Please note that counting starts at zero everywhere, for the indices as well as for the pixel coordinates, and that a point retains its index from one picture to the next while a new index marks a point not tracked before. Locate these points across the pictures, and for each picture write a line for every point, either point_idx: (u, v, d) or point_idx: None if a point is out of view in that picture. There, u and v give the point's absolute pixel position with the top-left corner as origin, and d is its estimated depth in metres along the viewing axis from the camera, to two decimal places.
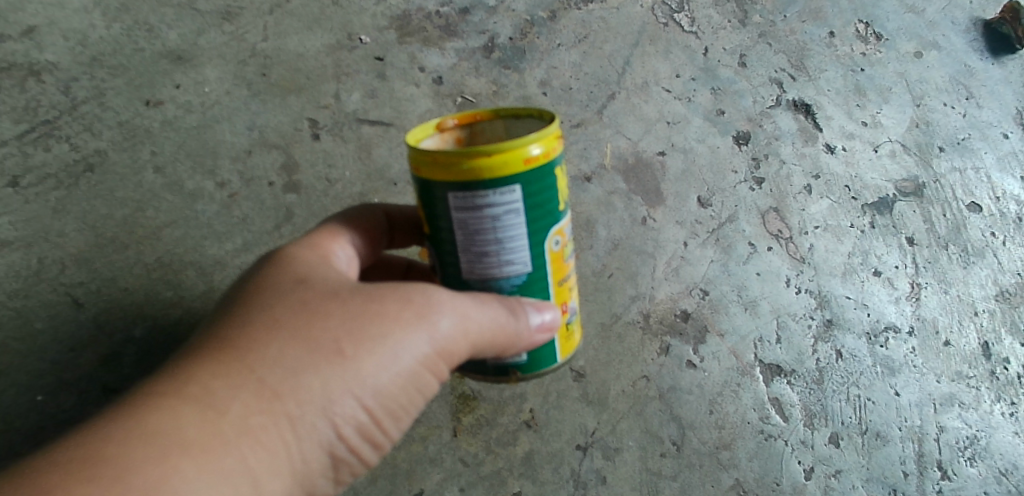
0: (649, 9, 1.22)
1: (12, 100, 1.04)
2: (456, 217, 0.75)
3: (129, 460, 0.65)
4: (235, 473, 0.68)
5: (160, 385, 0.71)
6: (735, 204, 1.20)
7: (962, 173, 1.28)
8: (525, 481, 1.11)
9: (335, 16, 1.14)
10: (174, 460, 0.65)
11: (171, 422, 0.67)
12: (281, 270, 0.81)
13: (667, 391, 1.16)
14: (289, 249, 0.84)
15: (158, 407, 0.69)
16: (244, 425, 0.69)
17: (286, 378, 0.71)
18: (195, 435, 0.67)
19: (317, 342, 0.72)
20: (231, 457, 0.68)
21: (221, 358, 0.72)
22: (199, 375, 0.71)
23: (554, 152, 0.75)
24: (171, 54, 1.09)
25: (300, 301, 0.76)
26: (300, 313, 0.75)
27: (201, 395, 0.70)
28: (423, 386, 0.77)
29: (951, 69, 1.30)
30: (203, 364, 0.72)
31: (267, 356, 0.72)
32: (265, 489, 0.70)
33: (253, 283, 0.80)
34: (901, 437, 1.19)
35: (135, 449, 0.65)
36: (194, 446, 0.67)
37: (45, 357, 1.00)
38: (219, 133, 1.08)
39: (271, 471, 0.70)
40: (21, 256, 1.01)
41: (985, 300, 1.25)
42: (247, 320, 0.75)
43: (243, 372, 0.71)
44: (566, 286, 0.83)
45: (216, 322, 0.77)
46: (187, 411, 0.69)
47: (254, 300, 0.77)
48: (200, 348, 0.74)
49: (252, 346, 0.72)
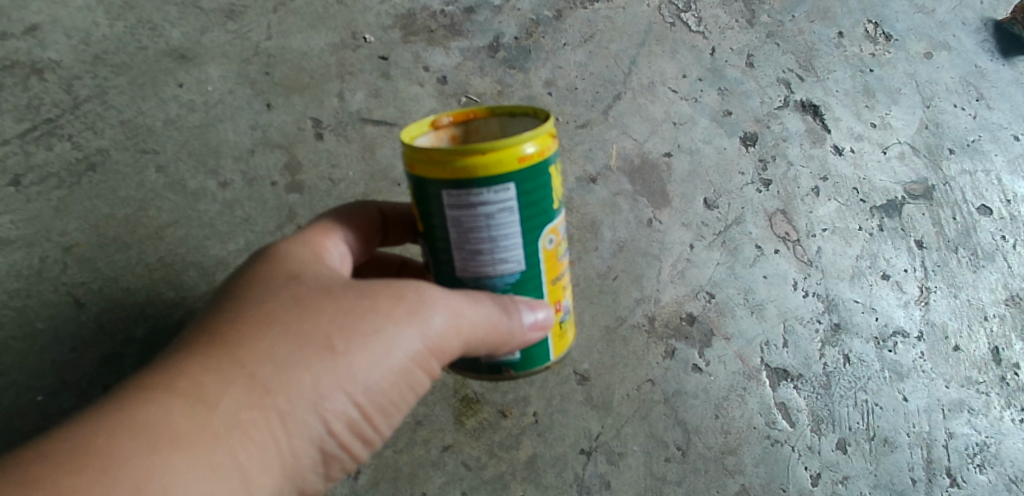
0: (656, 8, 1.21)
1: (15, 99, 1.03)
2: (449, 215, 0.74)
3: (118, 453, 0.63)
4: (224, 468, 0.67)
5: (149, 378, 0.70)
6: (742, 206, 1.19)
7: (972, 175, 1.26)
8: (528, 485, 1.10)
9: (339, 15, 1.13)
10: (162, 454, 0.64)
11: (161, 415, 0.66)
12: (274, 265, 0.80)
13: (673, 395, 1.14)
14: (282, 245, 0.83)
15: (147, 400, 0.67)
16: (235, 419, 0.68)
17: (277, 373, 0.70)
18: (184, 429, 0.66)
19: (309, 337, 0.72)
20: (220, 452, 0.67)
21: (212, 352, 0.71)
22: (190, 368, 0.70)
23: (548, 150, 0.74)
24: (174, 53, 1.08)
25: (292, 296, 0.75)
26: (292, 309, 0.74)
27: (191, 390, 0.69)
28: (414, 383, 0.77)
29: (961, 70, 1.28)
30: (193, 358, 0.71)
31: (258, 351, 0.71)
32: (255, 484, 0.69)
33: (246, 278, 0.79)
34: (910, 443, 1.18)
35: (124, 442, 0.64)
36: (183, 440, 0.65)
37: (46, 357, 0.99)
38: (222, 132, 1.08)
39: (262, 466, 0.69)
40: (23, 255, 1.01)
41: (994, 304, 1.23)
42: (238, 315, 0.74)
43: (234, 367, 0.70)
44: (560, 284, 0.83)
45: (208, 317, 0.75)
46: (177, 404, 0.67)
47: (246, 295, 0.76)
48: (191, 342, 0.73)
49: (243, 340, 0.71)
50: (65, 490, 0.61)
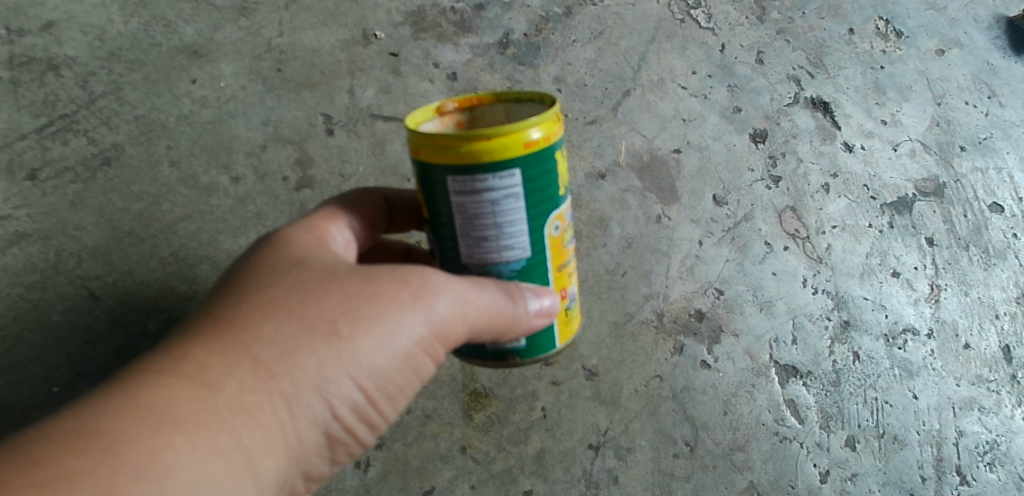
0: (666, 5, 1.20)
1: (31, 94, 1.04)
2: (455, 201, 0.75)
3: (122, 434, 0.63)
4: (228, 450, 0.67)
5: (155, 362, 0.71)
6: (751, 203, 1.18)
7: (984, 173, 1.25)
8: (536, 479, 1.10)
9: (349, 12, 1.13)
10: (167, 435, 0.65)
11: (165, 397, 0.67)
12: (278, 251, 0.81)
13: (681, 391, 1.15)
14: (287, 231, 0.84)
15: (152, 383, 0.68)
16: (239, 403, 0.69)
17: (282, 356, 0.70)
18: (188, 411, 0.66)
19: (313, 321, 0.72)
20: (225, 434, 0.67)
21: (216, 335, 0.72)
22: (194, 352, 0.71)
23: (554, 136, 0.74)
24: (187, 49, 1.09)
25: (296, 281, 0.76)
26: (296, 293, 0.74)
27: (196, 373, 0.69)
28: (419, 367, 0.77)
29: (973, 67, 1.28)
30: (197, 341, 0.72)
31: (262, 334, 0.71)
32: (259, 467, 0.69)
33: (250, 263, 0.80)
34: (919, 441, 1.17)
35: (128, 424, 0.64)
36: (188, 423, 0.66)
37: (62, 349, 1.01)
38: (235, 128, 1.09)
39: (266, 449, 0.70)
40: (39, 249, 1.02)
41: (1006, 302, 1.22)
42: (242, 300, 0.74)
43: (238, 350, 0.70)
44: (566, 272, 0.83)
45: (213, 302, 0.76)
46: (181, 388, 0.68)
47: (250, 280, 0.77)
48: (195, 327, 0.74)
49: (247, 324, 0.72)
50: (69, 471, 0.61)
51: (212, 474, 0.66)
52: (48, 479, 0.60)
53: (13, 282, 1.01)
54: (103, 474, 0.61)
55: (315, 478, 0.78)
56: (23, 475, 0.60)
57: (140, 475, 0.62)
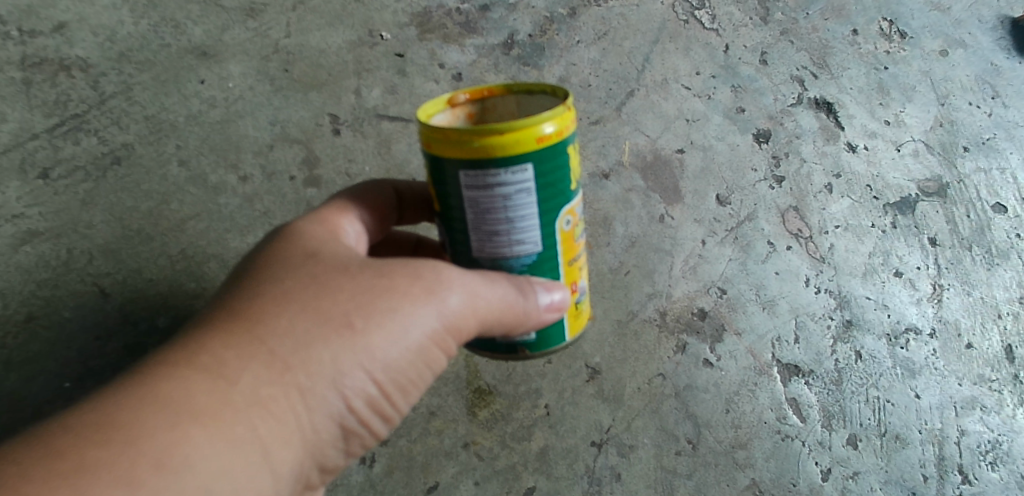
0: (670, 6, 1.21)
1: (44, 94, 1.06)
2: (466, 196, 0.76)
3: (140, 426, 0.65)
4: (245, 442, 0.69)
5: (171, 353, 0.72)
6: (755, 202, 1.19)
7: (987, 173, 1.26)
8: (539, 476, 1.11)
9: (356, 13, 1.15)
10: (185, 427, 0.66)
11: (183, 389, 0.68)
12: (290, 244, 0.82)
13: (684, 389, 1.15)
14: (299, 223, 0.85)
15: (169, 375, 0.69)
16: (255, 395, 0.70)
17: (297, 348, 0.72)
18: (205, 403, 0.68)
19: (327, 314, 0.73)
20: (242, 426, 0.69)
21: (231, 328, 0.73)
22: (209, 345, 0.72)
23: (566, 131, 0.75)
24: (196, 50, 1.10)
25: (309, 275, 0.77)
26: (311, 287, 0.76)
27: (212, 365, 0.70)
28: (431, 360, 0.79)
29: (977, 68, 1.28)
30: (213, 334, 0.73)
31: (278, 327, 0.73)
32: (275, 458, 0.71)
33: (264, 256, 0.81)
34: (922, 440, 1.18)
35: (147, 415, 0.66)
36: (204, 415, 0.67)
37: (74, 345, 1.02)
38: (242, 128, 1.10)
39: (282, 440, 0.71)
40: (50, 246, 1.03)
41: (1009, 302, 1.23)
42: (257, 292, 0.76)
43: (254, 344, 0.72)
44: (575, 266, 0.84)
45: (227, 295, 0.77)
46: (198, 380, 0.69)
47: (264, 274, 0.78)
48: (211, 319, 0.75)
49: (262, 317, 0.73)
50: (90, 461, 0.62)
51: (229, 465, 0.67)
52: (69, 469, 0.62)
53: (25, 279, 1.02)
54: (122, 464, 0.62)
55: (329, 469, 0.79)
56: (44, 466, 0.62)
57: (159, 467, 0.63)
